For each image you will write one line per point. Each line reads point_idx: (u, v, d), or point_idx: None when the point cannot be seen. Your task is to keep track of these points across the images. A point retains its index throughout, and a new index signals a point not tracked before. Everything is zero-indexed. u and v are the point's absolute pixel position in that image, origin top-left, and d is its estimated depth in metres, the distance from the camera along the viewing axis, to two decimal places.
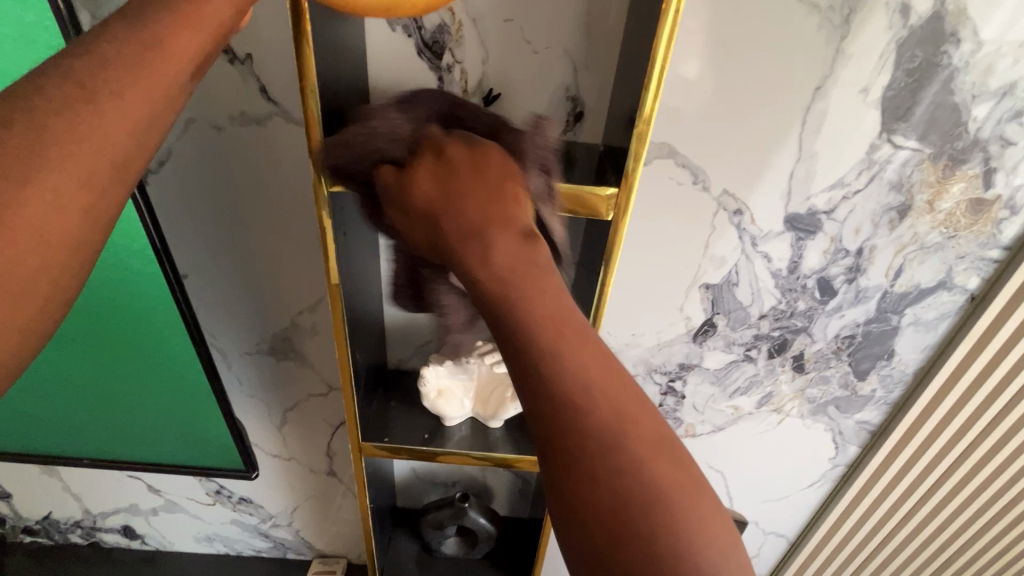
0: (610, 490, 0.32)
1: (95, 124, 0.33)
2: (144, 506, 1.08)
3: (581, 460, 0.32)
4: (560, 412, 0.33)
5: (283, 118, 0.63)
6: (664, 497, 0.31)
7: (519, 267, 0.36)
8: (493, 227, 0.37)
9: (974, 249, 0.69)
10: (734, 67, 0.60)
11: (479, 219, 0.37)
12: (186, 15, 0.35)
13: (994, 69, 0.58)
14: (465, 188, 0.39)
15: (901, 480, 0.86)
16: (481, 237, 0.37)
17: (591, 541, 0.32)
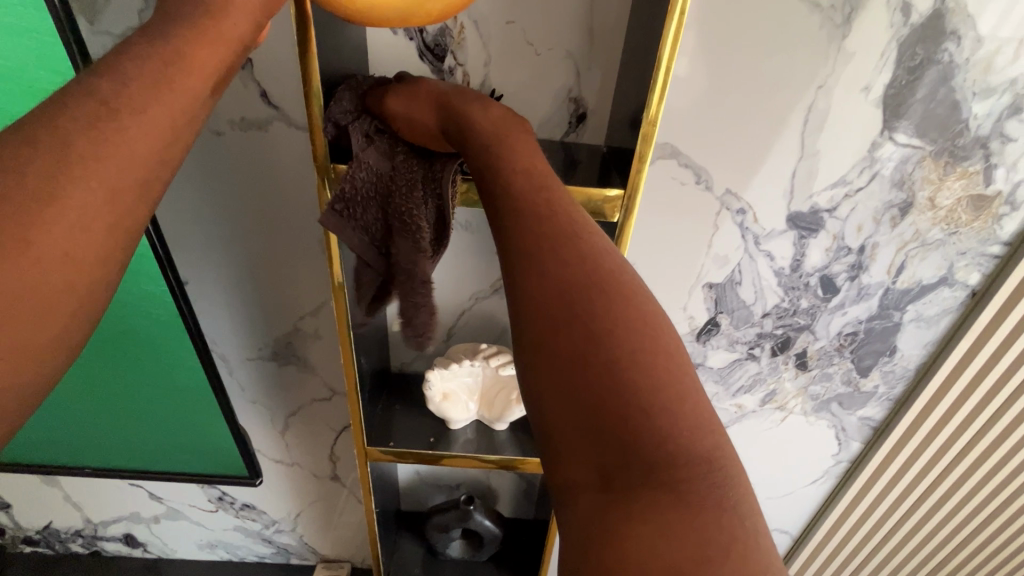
0: (592, 327, 0.33)
1: (109, 135, 0.32)
2: (146, 514, 1.08)
3: (567, 306, 0.34)
4: (548, 261, 0.36)
5: (284, 123, 0.63)
6: (644, 340, 0.33)
7: (512, 136, 0.44)
8: (487, 108, 0.47)
9: (974, 245, 0.69)
10: (737, 66, 0.60)
11: (481, 99, 0.47)
12: (206, 34, 0.37)
13: (994, 65, 0.58)
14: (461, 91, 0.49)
15: (905, 475, 0.86)
16: (480, 110, 0.46)
17: (564, 352, 0.33)
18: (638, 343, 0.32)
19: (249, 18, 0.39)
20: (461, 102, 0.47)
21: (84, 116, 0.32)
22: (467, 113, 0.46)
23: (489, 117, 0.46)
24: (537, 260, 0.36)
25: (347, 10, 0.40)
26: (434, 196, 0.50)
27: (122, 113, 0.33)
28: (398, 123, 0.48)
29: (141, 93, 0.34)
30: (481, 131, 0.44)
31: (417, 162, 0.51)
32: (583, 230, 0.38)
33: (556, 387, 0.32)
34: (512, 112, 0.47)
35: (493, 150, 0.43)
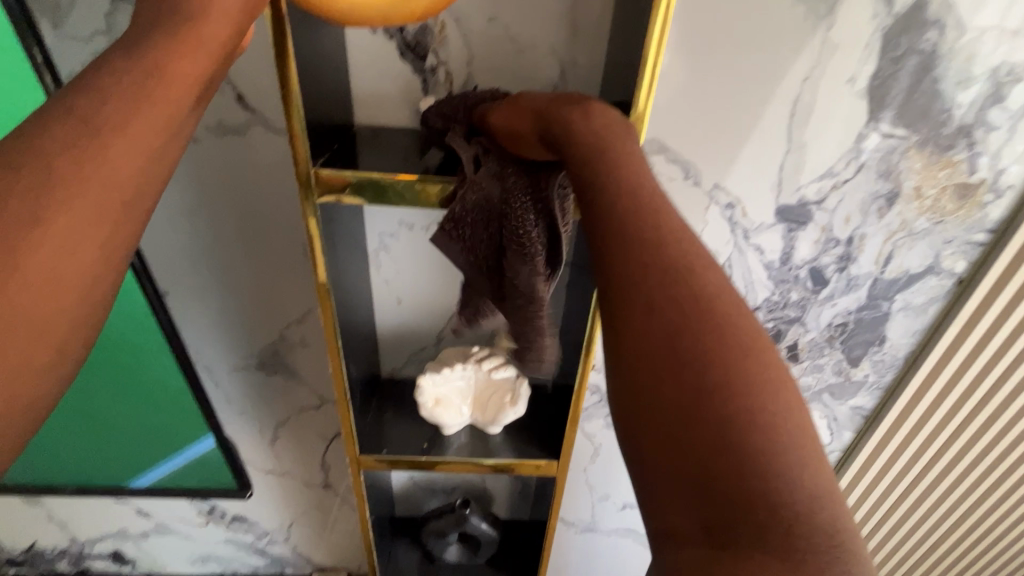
0: (696, 376, 0.28)
1: (93, 151, 0.31)
2: (134, 530, 1.05)
3: (659, 321, 0.29)
4: (645, 269, 0.31)
5: (263, 127, 0.61)
6: (750, 370, 0.28)
7: (608, 135, 0.37)
8: (590, 110, 0.39)
9: (960, 234, 0.70)
10: (722, 59, 0.59)
11: (579, 100, 0.40)
12: (183, 41, 0.35)
13: (977, 55, 0.58)
14: (557, 96, 0.42)
15: (894, 460, 0.88)
16: (585, 112, 0.39)
17: (651, 395, 0.29)
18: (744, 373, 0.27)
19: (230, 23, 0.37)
20: (559, 98, 0.41)
21: (65, 130, 0.31)
22: (558, 109, 0.40)
23: (589, 119, 0.38)
24: (626, 272, 0.31)
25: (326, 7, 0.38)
26: (541, 216, 0.46)
27: (102, 126, 0.31)
28: (497, 133, 0.45)
29: (122, 105, 0.32)
30: (574, 129, 0.38)
31: (526, 181, 0.46)
32: (687, 244, 0.32)
33: (643, 410, 0.29)
34: (615, 113, 0.39)
35: (584, 151, 0.37)
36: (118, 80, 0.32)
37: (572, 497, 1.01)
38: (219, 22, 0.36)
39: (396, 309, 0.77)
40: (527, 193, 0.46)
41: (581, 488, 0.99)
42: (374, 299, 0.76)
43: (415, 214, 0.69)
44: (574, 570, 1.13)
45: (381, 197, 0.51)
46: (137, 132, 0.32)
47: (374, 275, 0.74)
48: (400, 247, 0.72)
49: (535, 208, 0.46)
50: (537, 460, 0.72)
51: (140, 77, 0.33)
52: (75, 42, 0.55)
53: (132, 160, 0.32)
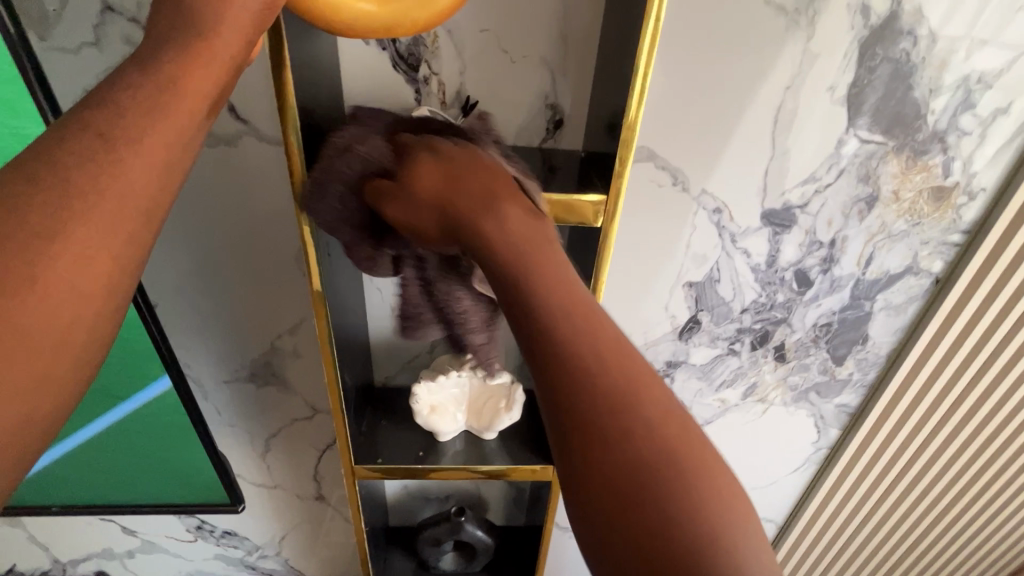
0: (650, 494, 0.32)
1: (109, 170, 0.32)
2: (119, 549, 1.03)
3: (607, 445, 0.33)
4: (584, 406, 0.34)
5: (254, 137, 0.61)
6: (686, 474, 0.33)
7: (526, 243, 0.39)
8: (506, 208, 0.40)
9: (936, 235, 0.72)
10: (706, 70, 0.61)
11: (489, 198, 0.40)
12: (198, 53, 0.35)
13: (949, 64, 0.61)
14: (467, 188, 0.41)
15: (878, 456, 0.90)
16: (499, 214, 0.40)
17: (609, 513, 0.33)
18: (677, 472, 0.33)
19: (245, 35, 0.36)
20: (469, 192, 0.41)
21: (81, 150, 0.31)
22: (468, 207, 0.40)
23: (502, 220, 0.39)
24: (568, 399, 0.35)
25: (331, 18, 0.39)
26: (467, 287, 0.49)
27: (115, 144, 0.32)
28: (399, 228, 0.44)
29: (133, 125, 0.33)
30: (496, 241, 0.39)
31: (443, 262, 0.48)
32: (613, 355, 0.35)
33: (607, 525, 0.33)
34: (529, 212, 0.41)
35: (506, 268, 0.38)
36: (130, 97, 0.33)
37: None
38: (232, 35, 0.36)
39: (390, 317, 0.77)
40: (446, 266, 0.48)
41: None
42: (367, 307, 0.76)
43: None
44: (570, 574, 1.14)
45: None
46: (150, 148, 0.33)
47: (367, 283, 0.74)
48: None
49: (459, 282, 0.48)
50: (533, 465, 0.72)
51: (151, 94, 0.34)
52: (62, 53, 0.55)
53: (142, 175, 0.32)
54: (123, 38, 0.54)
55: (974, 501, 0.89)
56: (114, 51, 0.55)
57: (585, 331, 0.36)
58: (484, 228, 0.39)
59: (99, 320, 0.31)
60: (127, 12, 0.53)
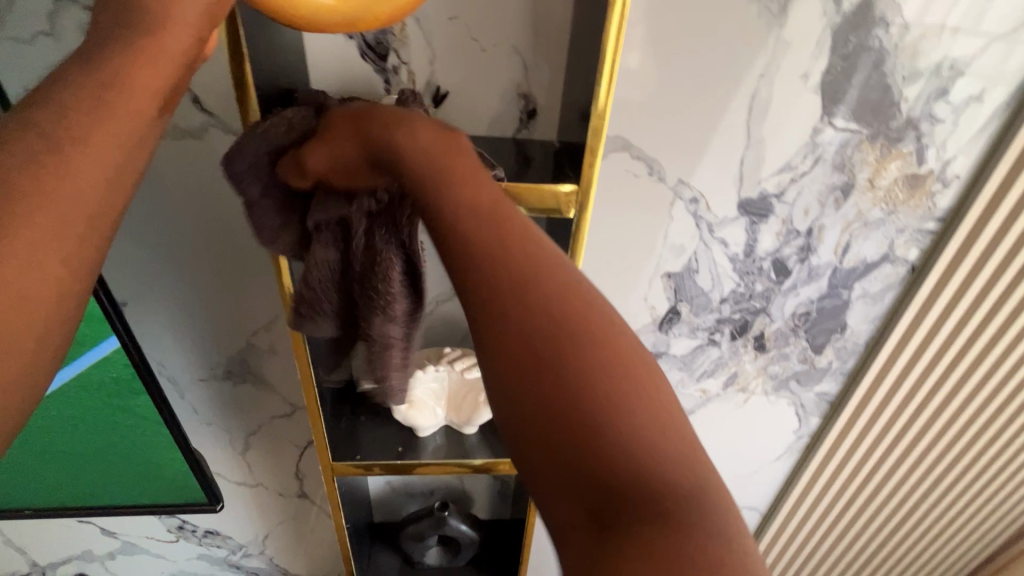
0: (562, 382, 0.30)
1: (55, 171, 0.30)
2: (100, 551, 1.01)
3: (519, 334, 0.32)
4: (492, 297, 0.33)
5: (220, 130, 0.60)
6: (596, 356, 0.31)
7: (434, 151, 0.40)
8: (415, 125, 0.41)
9: (912, 223, 0.72)
10: (679, 59, 0.61)
11: (399, 115, 0.42)
12: (146, 51, 0.33)
13: (921, 51, 0.60)
14: (378, 114, 0.43)
15: (859, 443, 0.91)
16: (408, 128, 0.41)
17: (525, 399, 0.31)
18: (605, 386, 0.30)
19: (194, 30, 0.35)
20: (385, 125, 0.42)
21: (28, 147, 0.30)
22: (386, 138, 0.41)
23: (414, 139, 0.40)
24: (476, 291, 0.34)
25: (288, 13, 0.38)
26: (398, 243, 0.47)
27: (63, 142, 0.31)
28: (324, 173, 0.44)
29: (82, 123, 0.32)
30: (405, 149, 0.40)
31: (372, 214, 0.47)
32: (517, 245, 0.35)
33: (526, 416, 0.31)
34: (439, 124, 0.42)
35: (420, 174, 0.39)
36: (75, 95, 0.32)
37: None
38: (182, 29, 0.34)
39: None
40: (372, 233, 0.47)
41: None
42: None
43: None
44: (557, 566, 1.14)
45: None
46: (98, 147, 0.32)
47: None
48: None
49: (387, 238, 0.47)
50: None
51: (97, 91, 0.32)
52: (16, 44, 0.53)
53: (90, 174, 0.31)
54: (78, 27, 0.52)
55: (951, 485, 0.91)
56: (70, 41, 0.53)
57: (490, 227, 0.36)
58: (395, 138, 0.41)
59: (51, 322, 0.31)
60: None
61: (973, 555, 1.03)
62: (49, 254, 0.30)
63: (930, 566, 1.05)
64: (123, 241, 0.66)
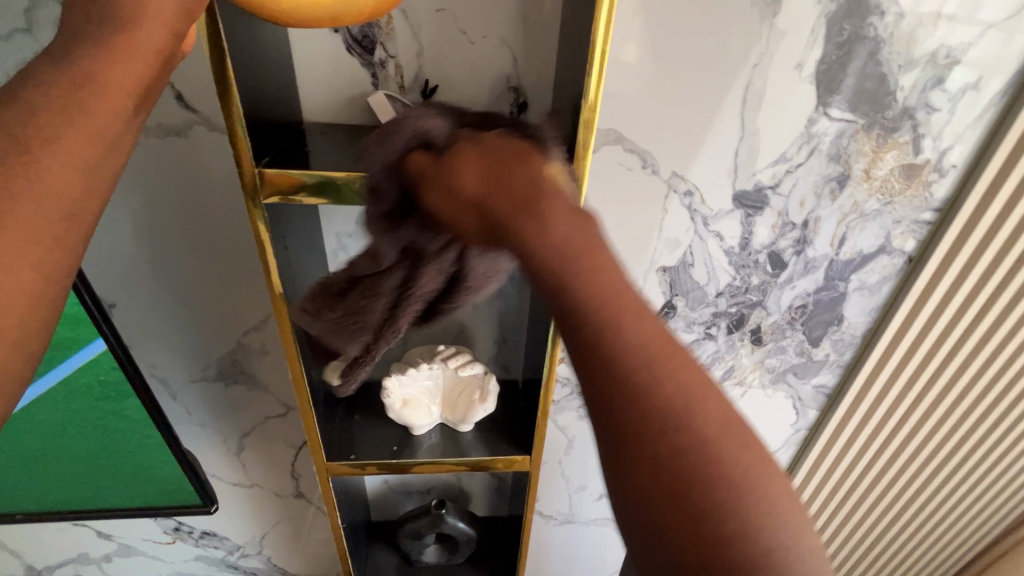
0: (697, 512, 0.29)
1: (28, 175, 0.29)
2: (96, 554, 1.01)
3: (656, 446, 0.30)
4: (632, 400, 0.31)
5: (206, 127, 0.59)
6: (733, 490, 0.30)
7: (575, 249, 0.33)
8: (552, 210, 0.34)
9: (908, 213, 0.72)
10: (672, 49, 0.60)
11: (536, 195, 0.34)
12: (115, 49, 0.32)
13: (917, 38, 0.60)
14: (504, 187, 0.35)
15: (857, 435, 0.91)
16: (542, 216, 0.33)
17: (652, 512, 0.30)
18: (734, 490, 0.30)
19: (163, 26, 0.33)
20: (513, 190, 0.35)
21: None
22: (506, 211, 0.34)
23: (546, 229, 0.33)
24: (616, 390, 0.31)
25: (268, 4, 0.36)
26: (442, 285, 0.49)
27: (35, 144, 0.30)
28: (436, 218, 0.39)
29: (51, 125, 0.30)
30: (530, 243, 0.33)
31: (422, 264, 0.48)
32: (665, 354, 0.32)
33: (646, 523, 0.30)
34: (578, 213, 0.34)
35: (549, 269, 0.33)
36: (42, 94, 0.31)
37: (549, 489, 1.02)
38: (155, 23, 0.33)
39: None
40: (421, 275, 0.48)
41: (556, 479, 1.00)
42: None
43: None
44: (556, 562, 1.14)
45: (331, 197, 0.49)
46: (70, 148, 0.31)
47: None
48: (359, 246, 0.70)
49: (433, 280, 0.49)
50: (511, 456, 0.71)
51: (65, 90, 0.31)
52: None
53: (67, 178, 0.30)
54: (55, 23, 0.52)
55: (948, 475, 0.91)
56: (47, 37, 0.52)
57: (638, 333, 0.32)
58: (520, 226, 0.33)
59: (30, 331, 0.30)
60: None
61: (971, 546, 1.04)
62: (25, 261, 0.29)
63: (928, 557, 1.06)
64: (106, 241, 0.65)
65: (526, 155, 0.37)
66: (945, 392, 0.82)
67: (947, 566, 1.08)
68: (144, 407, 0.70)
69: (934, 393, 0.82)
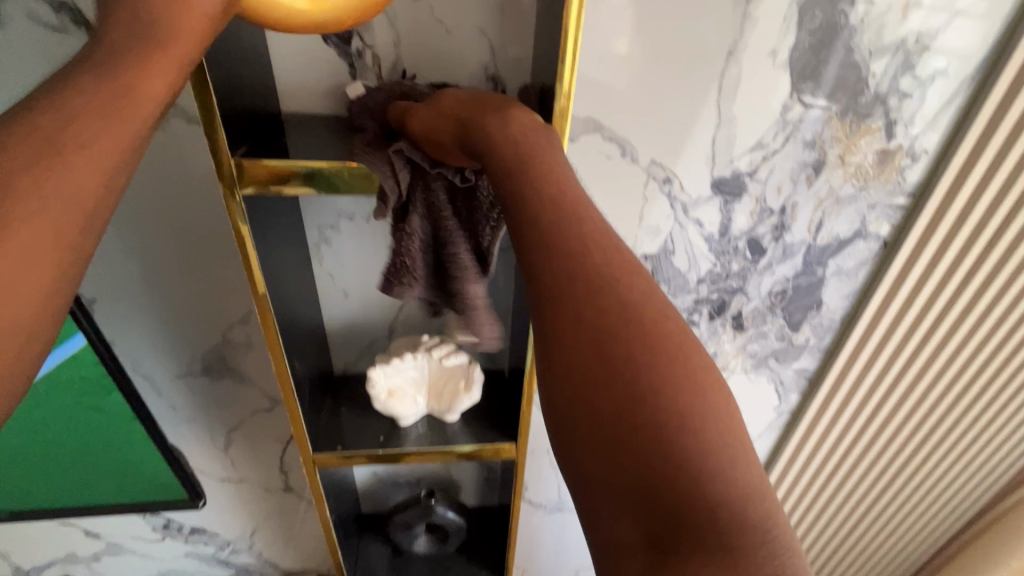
0: (632, 389, 0.28)
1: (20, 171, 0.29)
2: (85, 553, 1.00)
3: (589, 326, 0.30)
4: (563, 280, 0.32)
5: (182, 119, 0.58)
6: (665, 366, 0.29)
7: (531, 145, 0.38)
8: (513, 118, 0.40)
9: (883, 198, 0.73)
10: (649, 37, 0.60)
11: (503, 107, 0.41)
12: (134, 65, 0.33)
13: (887, 25, 0.61)
14: (476, 107, 0.42)
15: (837, 417, 0.93)
16: (504, 119, 0.40)
17: (583, 391, 0.29)
18: (664, 366, 0.29)
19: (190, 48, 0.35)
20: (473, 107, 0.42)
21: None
22: (476, 119, 0.41)
23: (506, 126, 0.39)
24: (549, 273, 0.32)
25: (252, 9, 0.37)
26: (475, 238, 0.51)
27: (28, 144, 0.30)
28: (415, 136, 0.45)
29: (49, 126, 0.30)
30: (493, 138, 0.39)
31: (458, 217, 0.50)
32: (598, 241, 0.33)
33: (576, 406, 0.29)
34: (536, 122, 0.40)
35: (505, 159, 0.37)
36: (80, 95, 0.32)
37: (538, 478, 1.03)
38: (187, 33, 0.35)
39: (344, 302, 0.75)
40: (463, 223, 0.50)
41: (545, 467, 1.01)
42: (319, 293, 0.74)
43: (354, 204, 0.68)
44: (546, 550, 1.16)
45: (312, 187, 0.49)
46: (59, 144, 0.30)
47: (317, 268, 0.72)
48: (341, 238, 0.70)
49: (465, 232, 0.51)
50: (497, 444, 0.72)
51: (103, 92, 0.32)
52: None
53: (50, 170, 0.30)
54: (27, 15, 0.52)
55: (924, 452, 0.93)
56: (66, 52, 0.55)
57: (573, 220, 0.33)
58: (487, 126, 0.40)
59: None
60: (78, 11, 0.53)
61: (952, 523, 1.06)
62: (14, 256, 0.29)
63: (910, 533, 1.08)
64: None
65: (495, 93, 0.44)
66: (917, 371, 0.84)
67: (929, 543, 1.11)
68: (127, 403, 0.70)
69: (910, 372, 0.85)
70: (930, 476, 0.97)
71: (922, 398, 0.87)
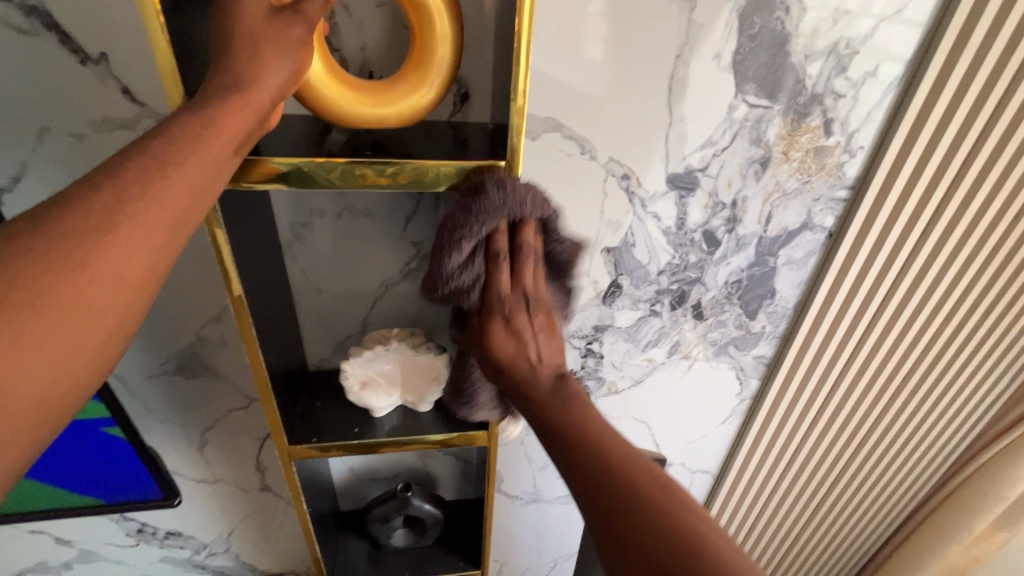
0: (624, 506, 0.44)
1: (104, 195, 0.38)
2: (55, 562, 0.99)
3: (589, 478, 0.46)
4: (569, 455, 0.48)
5: (153, 120, 0.61)
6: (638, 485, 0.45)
7: (549, 399, 0.52)
8: (538, 382, 0.53)
9: (825, 191, 0.79)
10: (602, 43, 0.64)
11: (538, 375, 0.54)
12: (205, 120, 0.42)
13: (819, 31, 0.66)
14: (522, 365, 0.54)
15: (793, 399, 0.98)
16: (534, 390, 0.53)
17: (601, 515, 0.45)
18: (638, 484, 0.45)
19: (263, 102, 0.45)
20: (539, 351, 0.54)
21: (83, 190, 0.39)
22: (516, 379, 0.54)
23: (536, 389, 0.53)
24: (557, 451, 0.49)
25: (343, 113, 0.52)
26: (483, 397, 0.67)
27: (105, 180, 0.39)
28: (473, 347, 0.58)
29: (131, 167, 0.40)
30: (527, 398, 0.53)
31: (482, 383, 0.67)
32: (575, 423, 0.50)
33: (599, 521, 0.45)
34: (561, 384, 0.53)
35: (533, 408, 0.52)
36: (181, 131, 0.42)
37: (513, 470, 1.06)
38: (263, 90, 0.44)
39: (317, 299, 0.77)
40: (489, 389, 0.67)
41: (519, 459, 1.04)
42: (293, 291, 0.76)
43: (325, 202, 0.70)
44: (524, 541, 1.18)
45: (286, 183, 0.52)
46: (128, 175, 0.40)
47: (290, 265, 0.74)
48: (314, 236, 0.72)
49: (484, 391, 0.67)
50: (470, 433, 0.74)
51: (196, 130, 0.42)
52: None
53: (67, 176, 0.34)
54: None
55: (871, 427, 1.00)
56: (35, 52, 0.56)
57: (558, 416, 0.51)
58: (522, 388, 0.53)
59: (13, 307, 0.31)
60: (48, 14, 0.54)
61: (905, 499, 1.12)
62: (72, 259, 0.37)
63: (868, 510, 1.14)
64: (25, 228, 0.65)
65: (539, 338, 0.54)
66: (862, 351, 0.90)
67: (886, 519, 1.16)
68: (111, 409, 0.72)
69: (856, 352, 0.91)
70: (879, 451, 1.03)
71: (867, 375, 0.93)
